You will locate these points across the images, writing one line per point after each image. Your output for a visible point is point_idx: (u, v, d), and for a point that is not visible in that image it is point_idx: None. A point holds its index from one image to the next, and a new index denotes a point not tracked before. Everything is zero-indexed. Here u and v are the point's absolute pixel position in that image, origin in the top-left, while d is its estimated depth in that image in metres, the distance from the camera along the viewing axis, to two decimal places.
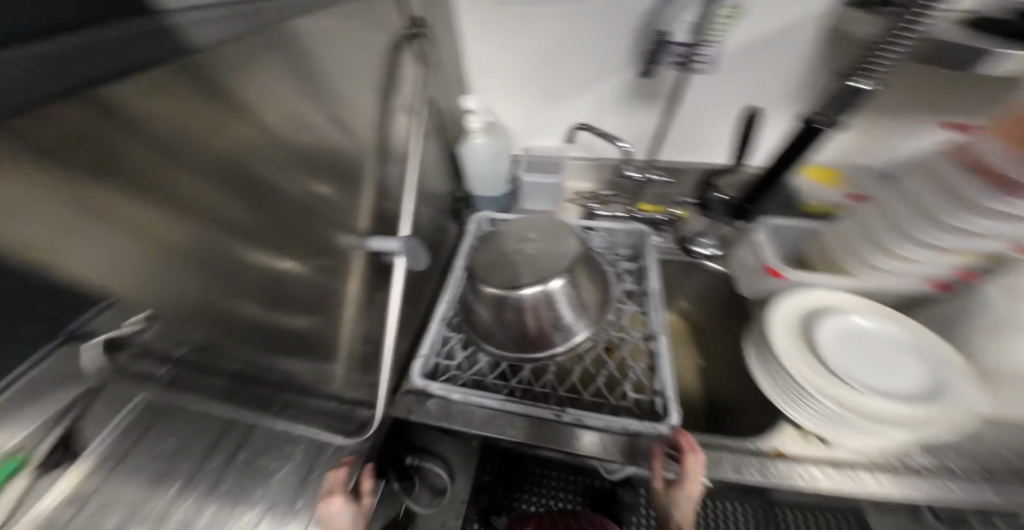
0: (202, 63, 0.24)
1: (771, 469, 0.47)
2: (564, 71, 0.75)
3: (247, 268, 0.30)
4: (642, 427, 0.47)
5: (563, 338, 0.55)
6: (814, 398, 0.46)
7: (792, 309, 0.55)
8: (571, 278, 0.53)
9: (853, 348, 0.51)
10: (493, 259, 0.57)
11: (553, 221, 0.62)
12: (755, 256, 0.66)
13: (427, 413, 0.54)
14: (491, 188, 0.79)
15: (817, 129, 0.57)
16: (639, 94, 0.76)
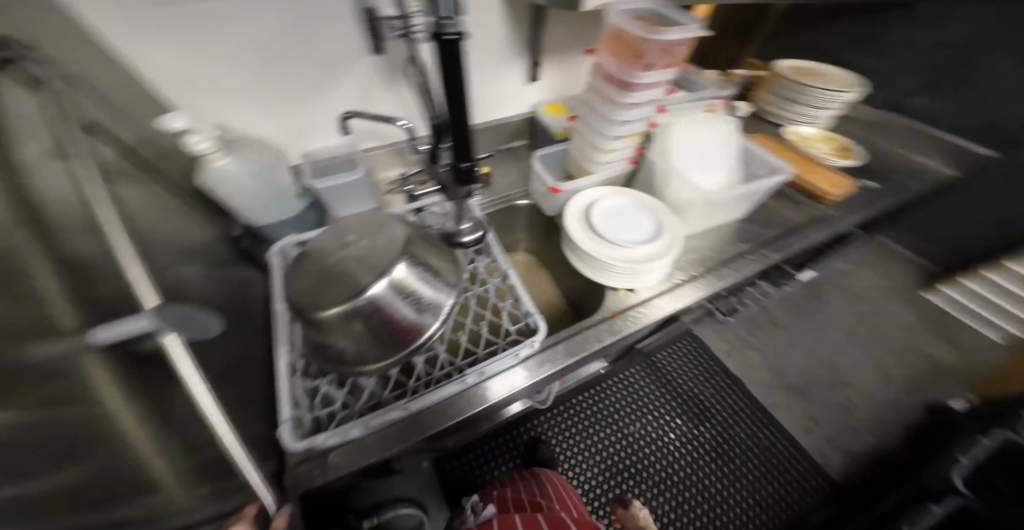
0: None
1: (613, 326, 0.60)
2: (292, 68, 0.67)
3: None
4: (529, 343, 0.53)
5: (433, 316, 0.53)
6: (609, 265, 0.59)
7: (581, 207, 0.67)
8: (410, 260, 0.52)
9: (620, 216, 0.65)
10: (312, 283, 0.50)
11: (363, 216, 0.59)
12: (539, 183, 0.73)
13: (329, 466, 0.48)
14: (279, 210, 0.65)
15: (453, 45, 0.29)
16: (388, 68, 0.74)
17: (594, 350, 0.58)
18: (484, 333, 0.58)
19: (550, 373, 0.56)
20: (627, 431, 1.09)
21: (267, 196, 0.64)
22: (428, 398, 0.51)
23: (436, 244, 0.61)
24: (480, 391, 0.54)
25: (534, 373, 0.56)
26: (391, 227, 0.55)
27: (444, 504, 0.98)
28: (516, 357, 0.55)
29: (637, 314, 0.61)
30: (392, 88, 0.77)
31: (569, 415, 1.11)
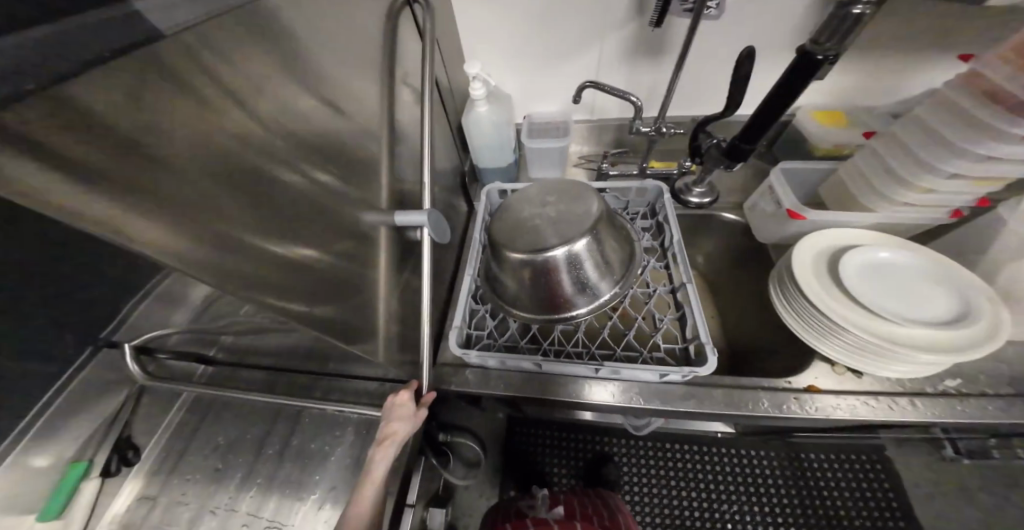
0: (183, 52, 0.24)
1: (804, 403, 0.47)
2: (556, 37, 0.70)
3: (265, 254, 0.32)
4: (682, 372, 0.46)
5: (587, 300, 0.54)
6: (846, 335, 0.45)
7: (825, 248, 0.53)
8: (593, 237, 0.53)
9: (885, 281, 0.50)
10: (507, 227, 0.56)
11: (566, 182, 0.61)
12: (772, 200, 0.64)
13: (465, 381, 0.57)
14: (501, 155, 0.77)
15: (820, 62, 0.45)
16: (639, 50, 0.70)
17: (762, 414, 0.47)
18: (630, 335, 0.54)
19: (685, 411, 0.49)
20: (724, 507, 0.86)
21: (495, 142, 0.74)
22: (559, 368, 0.52)
23: (621, 232, 0.60)
24: (608, 387, 0.52)
25: (668, 404, 0.50)
26: (589, 200, 0.56)
27: (499, 471, 0.94)
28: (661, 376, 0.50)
29: (847, 404, 0.46)
30: (634, 71, 0.73)
31: (659, 453, 0.93)
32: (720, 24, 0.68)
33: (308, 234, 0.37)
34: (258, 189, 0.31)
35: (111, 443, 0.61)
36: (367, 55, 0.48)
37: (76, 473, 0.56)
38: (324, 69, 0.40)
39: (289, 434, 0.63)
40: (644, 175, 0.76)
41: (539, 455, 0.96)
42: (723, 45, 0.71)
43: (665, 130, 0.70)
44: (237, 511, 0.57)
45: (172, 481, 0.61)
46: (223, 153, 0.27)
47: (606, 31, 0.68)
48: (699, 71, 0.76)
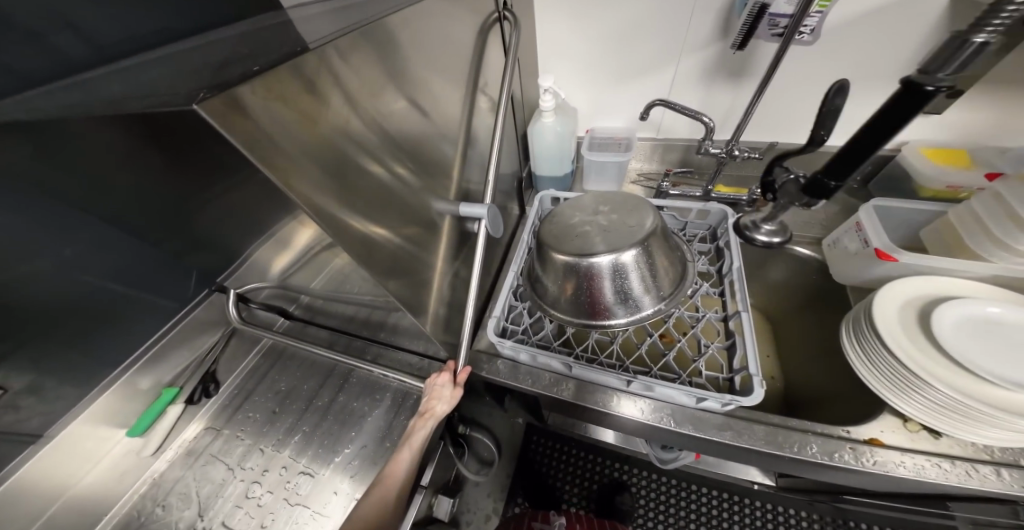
0: (312, 60, 0.31)
1: (861, 455, 0.42)
2: (631, 55, 0.71)
3: (354, 230, 0.38)
4: (717, 397, 0.44)
5: (626, 311, 0.54)
6: (927, 390, 0.40)
7: (913, 295, 0.48)
8: (643, 250, 0.53)
9: (992, 342, 0.43)
10: (558, 230, 0.58)
11: (626, 196, 0.61)
12: (857, 240, 0.59)
13: (496, 370, 0.59)
14: (562, 166, 0.80)
15: (931, 96, 0.31)
16: (719, 70, 0.69)
17: (807, 458, 0.43)
18: (669, 355, 0.52)
19: (716, 441, 0.46)
20: None
21: (557, 152, 0.77)
22: (588, 373, 0.52)
23: (674, 250, 0.59)
24: (638, 402, 0.51)
25: (699, 431, 0.48)
26: (646, 214, 0.57)
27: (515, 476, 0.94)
28: (696, 400, 0.48)
29: (915, 465, 0.41)
30: (709, 92, 0.72)
31: (686, 496, 0.86)
32: (811, 50, 0.65)
33: (387, 215, 0.43)
34: (360, 175, 0.38)
35: (194, 374, 0.71)
36: (457, 65, 0.54)
37: (167, 397, 0.66)
38: (423, 75, 0.46)
39: (337, 394, 0.69)
40: (708, 198, 0.74)
41: (556, 469, 0.94)
42: (813, 73, 0.68)
43: (736, 153, 0.68)
44: (281, 454, 0.63)
45: (232, 420, 0.68)
46: (334, 147, 0.34)
47: (684, 51, 0.68)
48: (780, 98, 0.73)
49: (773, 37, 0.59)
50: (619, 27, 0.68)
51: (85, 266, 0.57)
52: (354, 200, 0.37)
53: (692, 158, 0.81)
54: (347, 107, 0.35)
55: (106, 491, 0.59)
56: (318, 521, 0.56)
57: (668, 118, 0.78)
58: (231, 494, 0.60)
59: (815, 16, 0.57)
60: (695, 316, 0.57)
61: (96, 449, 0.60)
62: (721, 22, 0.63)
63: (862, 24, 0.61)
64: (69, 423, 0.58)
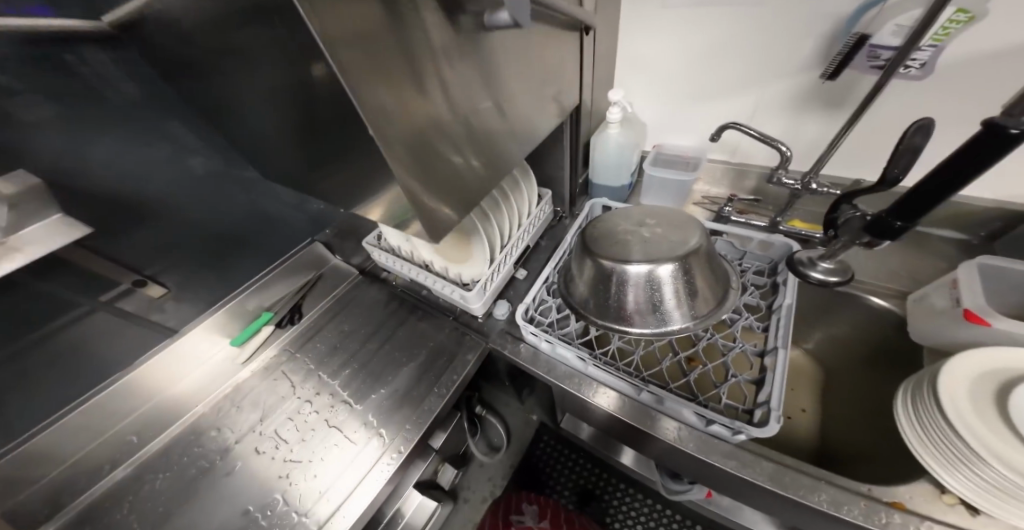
0: (415, 60, 0.37)
1: (874, 514, 0.42)
2: (714, 78, 0.70)
3: (430, 210, 0.46)
4: (725, 423, 0.44)
5: (654, 322, 0.55)
6: (981, 468, 0.37)
7: (994, 369, 0.42)
8: (682, 266, 0.53)
9: None
10: (600, 235, 0.60)
11: (679, 212, 0.60)
12: (947, 297, 0.52)
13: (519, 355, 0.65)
14: (621, 179, 0.82)
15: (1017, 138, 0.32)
16: (813, 98, 0.65)
17: (813, 505, 0.43)
18: (690, 375, 0.51)
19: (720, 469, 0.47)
20: None
21: (617, 163, 0.79)
22: (602, 375, 0.55)
23: (720, 273, 0.57)
24: (637, 413, 0.54)
25: (705, 453, 0.48)
26: (693, 234, 0.56)
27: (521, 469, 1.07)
28: (705, 423, 0.48)
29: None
30: (798, 120, 0.67)
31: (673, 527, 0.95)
32: (929, 84, 0.58)
33: (456, 198, 0.50)
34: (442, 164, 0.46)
35: (287, 302, 0.86)
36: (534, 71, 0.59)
37: (263, 318, 0.81)
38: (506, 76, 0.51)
39: (384, 344, 0.79)
40: (773, 229, 0.69)
41: (558, 470, 1.06)
42: (935, 110, 0.60)
43: (813, 186, 0.63)
44: (332, 383, 0.75)
45: (298, 352, 0.81)
46: (407, 108, 0.38)
47: (773, 75, 0.65)
48: (884, 134, 0.66)
49: (873, 69, 0.56)
50: (705, 47, 0.67)
51: (209, 201, 0.75)
52: (434, 183, 0.45)
53: (766, 189, 0.75)
54: (439, 98, 0.41)
55: (200, 389, 0.74)
56: (326, 465, 0.63)
57: (746, 142, 0.74)
58: (286, 406, 0.73)
59: (926, 51, 0.54)
60: (729, 345, 0.54)
61: (203, 351, 0.76)
62: (822, 48, 0.59)
63: (1018, 57, 0.51)
64: (188, 330, 0.74)
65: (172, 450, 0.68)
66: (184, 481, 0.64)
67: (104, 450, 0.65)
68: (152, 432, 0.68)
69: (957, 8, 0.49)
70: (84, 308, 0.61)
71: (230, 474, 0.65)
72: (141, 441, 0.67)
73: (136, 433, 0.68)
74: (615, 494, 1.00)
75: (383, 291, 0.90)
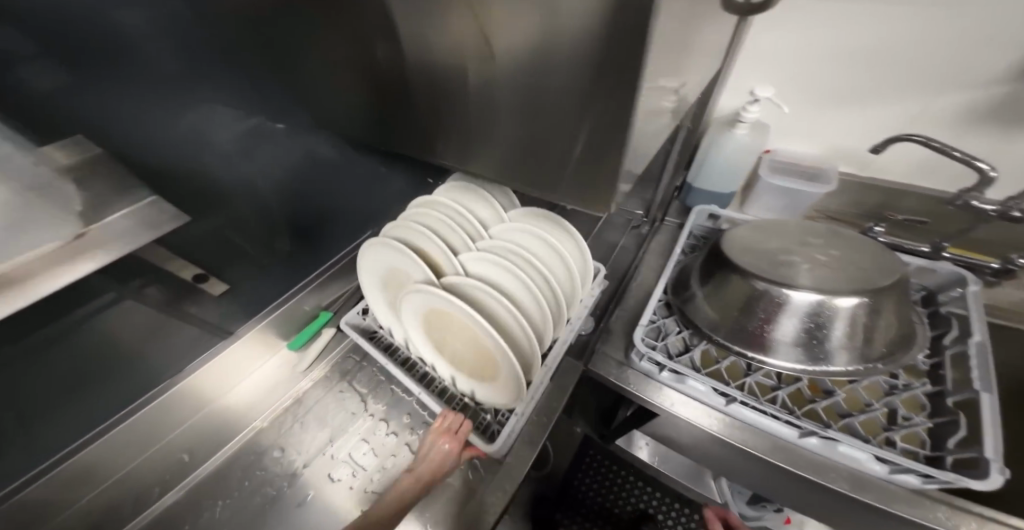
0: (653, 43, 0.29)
1: None
2: (865, 84, 0.63)
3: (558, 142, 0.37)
4: (928, 476, 0.43)
5: (811, 357, 0.50)
6: None
7: None
8: (870, 301, 0.46)
9: None
10: (753, 253, 0.54)
11: (842, 234, 0.54)
12: None
13: (628, 381, 0.63)
14: (730, 186, 0.77)
15: None
16: (992, 113, 0.59)
17: None
18: (860, 417, 0.50)
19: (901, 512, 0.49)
20: None
21: (733, 169, 0.74)
22: (756, 415, 0.54)
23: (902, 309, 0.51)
24: (794, 452, 0.54)
25: (883, 499, 0.50)
26: (894, 265, 0.49)
27: (570, 483, 1.01)
28: (887, 470, 0.49)
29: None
30: (963, 137, 0.62)
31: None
32: None
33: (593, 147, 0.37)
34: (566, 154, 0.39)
35: (345, 303, 0.77)
36: (706, 60, 0.50)
37: (322, 319, 0.73)
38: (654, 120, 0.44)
39: None
40: (938, 255, 0.63)
41: (609, 487, 1.01)
42: None
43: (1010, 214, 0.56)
44: (407, 401, 0.68)
45: (365, 360, 0.73)
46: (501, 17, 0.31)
47: (949, 82, 0.58)
48: None
49: None
50: (876, 43, 0.59)
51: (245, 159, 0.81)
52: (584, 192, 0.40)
53: (902, 201, 0.68)
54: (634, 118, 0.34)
55: (241, 408, 0.65)
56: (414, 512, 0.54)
57: (899, 157, 0.67)
58: (358, 425, 0.66)
59: None
60: (911, 385, 0.52)
61: (258, 356, 0.68)
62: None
63: None
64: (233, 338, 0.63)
65: (224, 476, 0.59)
66: (249, 512, 0.57)
67: (150, 468, 0.57)
68: (205, 450, 0.60)
69: None
70: (111, 297, 0.50)
71: (302, 504, 0.58)
72: (193, 460, 0.59)
73: (188, 449, 0.59)
74: (668, 513, 0.97)
75: None
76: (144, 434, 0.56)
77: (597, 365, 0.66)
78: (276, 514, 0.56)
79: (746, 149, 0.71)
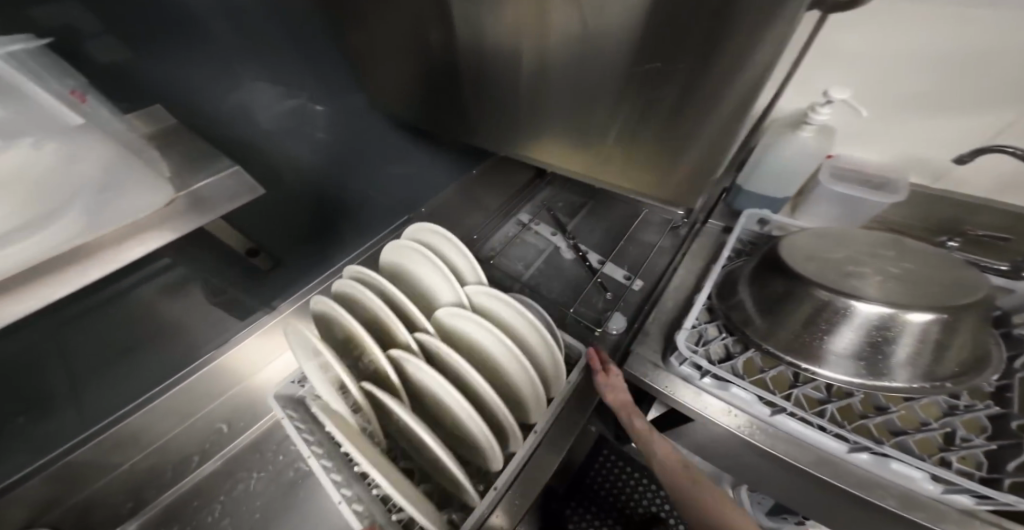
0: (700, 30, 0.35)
1: None
2: (948, 89, 0.59)
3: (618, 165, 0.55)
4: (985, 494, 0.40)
5: (874, 373, 0.48)
6: None
7: None
8: (945, 319, 0.44)
9: None
10: (815, 261, 0.51)
11: (914, 246, 0.51)
12: None
13: (663, 383, 0.61)
14: (784, 191, 0.74)
15: None
16: None
17: None
18: (918, 437, 0.48)
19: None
20: None
21: (789, 173, 0.71)
22: (796, 424, 0.53)
23: (977, 331, 0.47)
24: (836, 466, 0.52)
25: (936, 520, 0.47)
26: (974, 284, 0.46)
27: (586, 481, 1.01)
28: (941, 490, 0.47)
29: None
30: None
31: None
32: None
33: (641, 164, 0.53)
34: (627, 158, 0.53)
35: None
36: None
37: None
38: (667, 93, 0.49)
39: None
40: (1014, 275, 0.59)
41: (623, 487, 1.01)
42: None
43: None
44: None
45: None
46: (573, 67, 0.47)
47: None
48: None
49: None
50: (969, 44, 0.55)
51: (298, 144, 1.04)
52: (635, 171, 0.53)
53: (976, 216, 0.64)
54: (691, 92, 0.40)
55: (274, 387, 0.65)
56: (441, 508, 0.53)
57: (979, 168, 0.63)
58: None
59: None
60: (975, 408, 0.49)
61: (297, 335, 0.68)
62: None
63: None
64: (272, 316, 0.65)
65: (259, 451, 0.61)
66: (280, 486, 0.58)
67: (191, 436, 0.58)
68: (243, 422, 0.62)
69: None
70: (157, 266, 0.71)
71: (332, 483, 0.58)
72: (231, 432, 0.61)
73: (226, 421, 0.61)
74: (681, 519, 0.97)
75: None
76: (188, 403, 0.57)
77: (633, 363, 0.65)
78: (309, 491, 0.57)
79: (807, 153, 0.68)
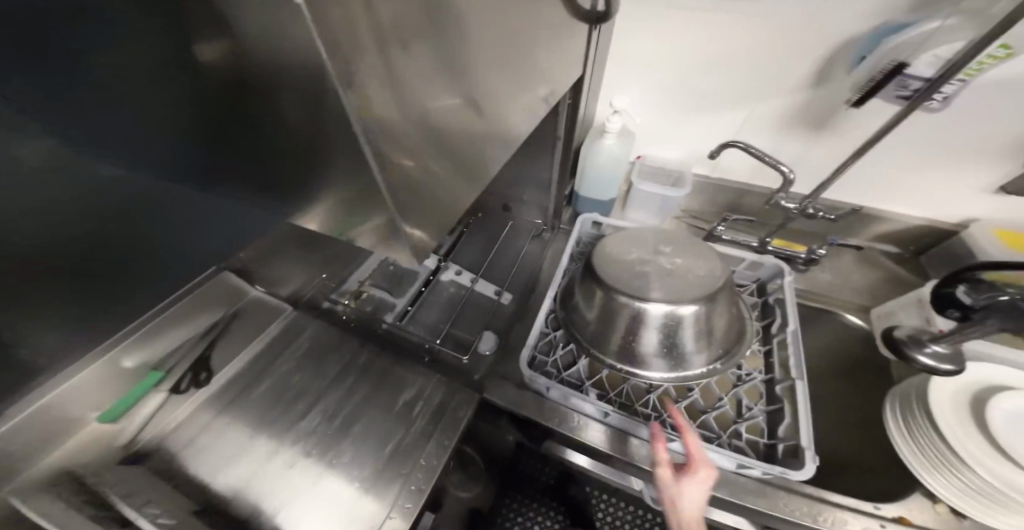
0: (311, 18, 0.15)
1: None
2: (706, 91, 0.69)
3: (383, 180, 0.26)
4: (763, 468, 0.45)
5: (672, 362, 0.53)
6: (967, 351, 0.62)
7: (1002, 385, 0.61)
8: (708, 305, 0.50)
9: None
10: (615, 265, 0.55)
11: (691, 239, 0.58)
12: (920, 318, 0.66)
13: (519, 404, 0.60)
14: (608, 193, 0.80)
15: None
16: (801, 118, 0.68)
17: (796, 520, 0.50)
18: (711, 414, 0.54)
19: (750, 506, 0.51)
20: None
21: (608, 177, 0.77)
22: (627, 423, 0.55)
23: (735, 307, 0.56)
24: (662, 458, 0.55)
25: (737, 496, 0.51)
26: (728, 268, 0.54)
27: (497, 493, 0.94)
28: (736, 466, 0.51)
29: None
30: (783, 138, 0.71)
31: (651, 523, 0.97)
32: (937, 118, 0.65)
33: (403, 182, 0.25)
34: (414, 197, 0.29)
35: (185, 353, 0.65)
36: (555, 75, 0.50)
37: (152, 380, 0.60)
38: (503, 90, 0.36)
39: (346, 400, 0.63)
40: (765, 249, 0.74)
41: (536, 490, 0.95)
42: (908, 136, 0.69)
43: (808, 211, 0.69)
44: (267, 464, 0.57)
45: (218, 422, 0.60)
46: None
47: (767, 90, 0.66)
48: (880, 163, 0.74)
49: (896, 99, 0.55)
50: (710, 53, 0.64)
51: None
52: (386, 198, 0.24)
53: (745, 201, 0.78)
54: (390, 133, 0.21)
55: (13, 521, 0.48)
56: None
57: (742, 162, 0.75)
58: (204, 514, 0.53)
59: (954, 85, 0.53)
60: (744, 375, 0.58)
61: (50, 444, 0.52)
62: (824, 69, 0.62)
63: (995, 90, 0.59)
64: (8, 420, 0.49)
65: None
66: None
67: None
68: None
69: (1001, 43, 0.49)
70: None
71: None
72: None
73: None
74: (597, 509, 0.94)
75: (326, 330, 0.71)
76: None
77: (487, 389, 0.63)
78: None
79: (616, 158, 0.75)
